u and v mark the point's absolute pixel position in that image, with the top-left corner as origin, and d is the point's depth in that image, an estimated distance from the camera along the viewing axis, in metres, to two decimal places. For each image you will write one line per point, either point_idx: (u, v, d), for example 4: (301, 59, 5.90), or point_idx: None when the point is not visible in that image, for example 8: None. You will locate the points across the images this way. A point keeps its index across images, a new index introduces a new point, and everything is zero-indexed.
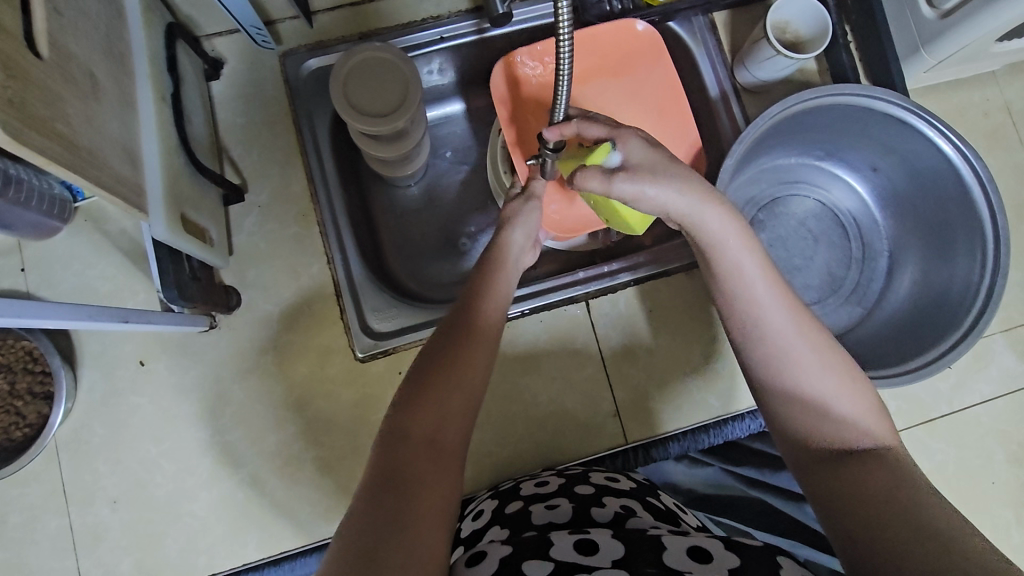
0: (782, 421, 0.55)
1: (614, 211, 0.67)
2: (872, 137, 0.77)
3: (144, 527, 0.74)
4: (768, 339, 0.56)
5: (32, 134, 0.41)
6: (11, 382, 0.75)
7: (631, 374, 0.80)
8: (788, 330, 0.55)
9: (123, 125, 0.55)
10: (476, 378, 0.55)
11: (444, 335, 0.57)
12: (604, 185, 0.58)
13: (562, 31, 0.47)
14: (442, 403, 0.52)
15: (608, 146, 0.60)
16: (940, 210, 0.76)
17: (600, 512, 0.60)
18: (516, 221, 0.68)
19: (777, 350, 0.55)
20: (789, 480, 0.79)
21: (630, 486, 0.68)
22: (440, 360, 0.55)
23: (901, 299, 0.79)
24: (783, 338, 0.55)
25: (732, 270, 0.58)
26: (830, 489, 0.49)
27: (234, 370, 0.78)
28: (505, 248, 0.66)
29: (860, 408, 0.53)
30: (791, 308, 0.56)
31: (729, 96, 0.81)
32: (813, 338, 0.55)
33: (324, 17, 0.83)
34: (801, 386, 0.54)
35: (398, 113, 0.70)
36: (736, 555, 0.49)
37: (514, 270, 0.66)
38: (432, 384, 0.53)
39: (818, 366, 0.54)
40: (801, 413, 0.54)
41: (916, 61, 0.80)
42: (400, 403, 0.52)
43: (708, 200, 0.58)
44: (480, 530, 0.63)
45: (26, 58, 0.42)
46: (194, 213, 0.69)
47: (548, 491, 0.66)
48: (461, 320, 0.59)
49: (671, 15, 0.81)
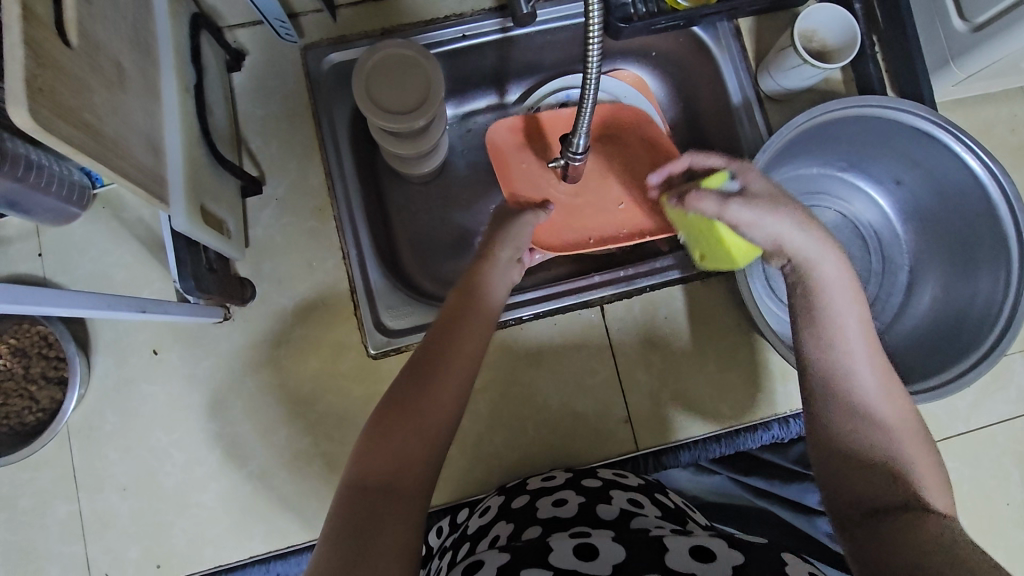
0: (837, 467, 0.52)
1: (716, 238, 0.67)
2: (898, 150, 0.76)
3: (153, 515, 0.74)
4: (856, 392, 0.54)
5: (59, 123, 0.41)
6: (25, 365, 0.75)
7: (644, 380, 0.79)
8: (875, 387, 0.54)
9: (147, 115, 0.55)
10: (446, 408, 0.54)
11: (416, 363, 0.57)
12: (718, 207, 0.59)
13: (593, 32, 0.47)
14: (409, 437, 0.51)
15: (726, 173, 0.63)
16: (964, 229, 0.75)
17: (606, 509, 0.60)
18: (502, 241, 0.70)
19: (852, 402, 0.54)
20: (800, 493, 0.80)
21: (638, 482, 0.69)
22: (418, 373, 0.55)
23: (920, 315, 0.78)
24: (870, 393, 0.54)
25: (828, 320, 0.57)
26: (877, 540, 0.47)
27: (246, 362, 0.78)
28: (488, 276, 0.66)
29: (919, 468, 0.51)
30: (880, 370, 0.55)
31: (752, 103, 0.81)
32: (896, 403, 0.54)
33: (347, 11, 0.83)
34: (868, 438, 0.52)
35: (419, 111, 0.70)
36: (741, 554, 0.49)
37: (501, 282, 0.67)
38: (405, 406, 0.53)
39: (889, 422, 0.53)
40: (859, 460, 0.52)
41: (944, 75, 0.79)
42: (370, 431, 0.52)
43: (829, 248, 0.58)
44: (485, 524, 0.65)
45: (56, 46, 0.42)
46: (214, 205, 0.69)
47: (554, 486, 0.68)
48: (439, 341, 0.58)
49: (695, 20, 0.80)
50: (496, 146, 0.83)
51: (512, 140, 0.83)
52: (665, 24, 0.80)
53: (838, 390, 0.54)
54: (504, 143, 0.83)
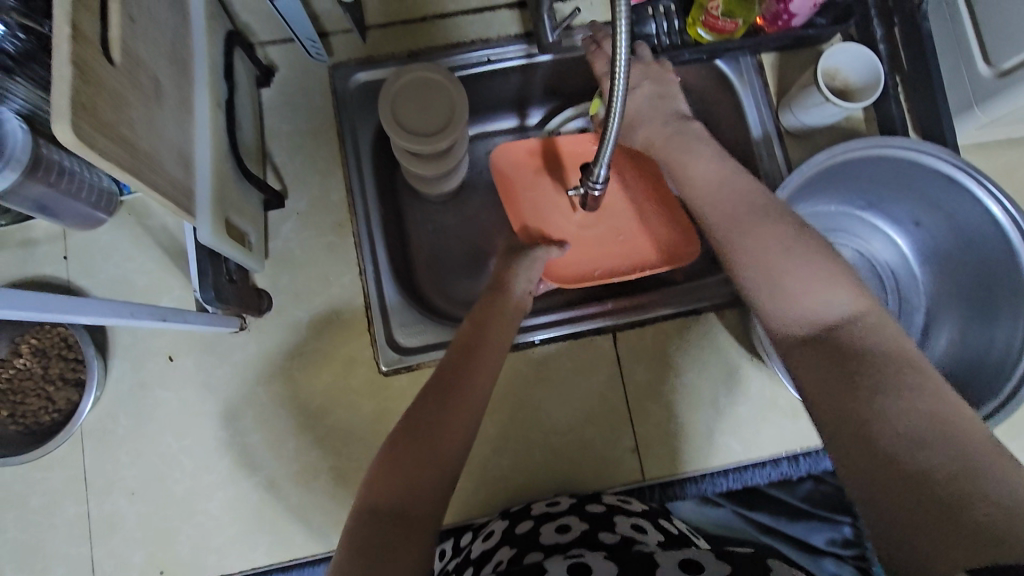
0: (787, 340, 0.54)
1: None
2: (918, 192, 0.76)
3: (160, 521, 0.75)
4: (735, 228, 0.59)
5: (99, 138, 0.42)
6: (44, 366, 0.76)
7: (653, 410, 0.79)
8: (744, 215, 0.59)
9: (180, 129, 0.56)
10: (458, 436, 0.54)
11: (429, 391, 0.57)
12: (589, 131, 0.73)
13: (618, 66, 0.49)
14: (421, 464, 0.52)
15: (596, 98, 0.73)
16: (984, 274, 0.74)
17: (608, 535, 0.59)
18: (516, 274, 0.70)
19: (786, 289, 0.54)
20: (805, 531, 0.78)
21: (642, 508, 0.69)
22: (431, 402, 0.56)
23: (936, 360, 0.78)
24: (741, 222, 0.59)
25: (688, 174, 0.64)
26: (843, 422, 0.46)
27: (259, 373, 0.78)
28: (505, 304, 0.67)
29: (816, 281, 0.54)
30: (748, 197, 0.60)
31: (772, 138, 0.82)
32: (773, 225, 0.58)
33: (376, 32, 0.85)
34: (762, 271, 0.56)
35: (441, 134, 0.71)
36: (728, 564, 0.47)
37: (514, 310, 0.67)
38: (417, 435, 0.53)
39: (785, 249, 0.56)
40: (833, 377, 0.49)
41: (967, 118, 0.78)
42: (382, 456, 0.53)
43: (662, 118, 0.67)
44: (489, 548, 0.64)
45: (100, 63, 0.43)
46: (238, 218, 0.70)
47: (558, 513, 0.68)
48: (453, 370, 0.59)
49: (718, 53, 0.81)
50: (506, 170, 0.84)
51: (527, 164, 0.85)
52: (689, 57, 0.81)
53: (746, 254, 0.57)
54: (514, 165, 0.84)
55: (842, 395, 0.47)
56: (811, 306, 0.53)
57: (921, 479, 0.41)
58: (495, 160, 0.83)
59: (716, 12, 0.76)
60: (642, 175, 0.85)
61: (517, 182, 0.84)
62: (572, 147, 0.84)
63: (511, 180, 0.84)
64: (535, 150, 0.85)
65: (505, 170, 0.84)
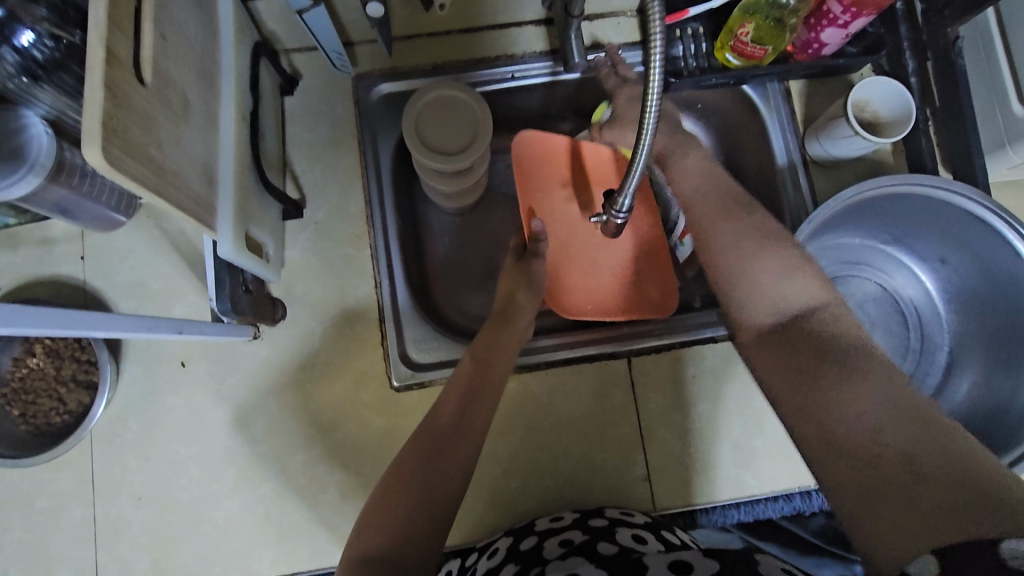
0: (750, 322, 0.57)
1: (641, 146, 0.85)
2: (945, 231, 0.74)
3: (165, 529, 0.75)
4: (705, 223, 0.62)
5: (127, 160, 0.42)
6: (56, 367, 0.76)
7: (665, 438, 0.78)
8: (713, 205, 0.62)
9: (205, 145, 0.56)
10: (453, 478, 0.57)
11: (426, 432, 0.60)
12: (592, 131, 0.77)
13: (649, 102, 0.49)
14: (416, 508, 0.54)
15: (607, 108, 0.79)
16: (1010, 322, 0.73)
17: (607, 546, 0.59)
18: (523, 308, 0.73)
19: (747, 272, 0.58)
20: (812, 565, 0.79)
21: (645, 521, 0.68)
22: (428, 441, 0.59)
23: (959, 402, 0.76)
24: (711, 214, 0.62)
25: (674, 174, 0.67)
26: (797, 398, 0.49)
27: (270, 383, 0.78)
28: (507, 342, 0.69)
29: (773, 264, 0.57)
30: (720, 190, 0.63)
31: (796, 167, 0.81)
32: (739, 215, 0.61)
33: (401, 44, 0.83)
34: (726, 255, 0.59)
35: (464, 153, 0.70)
36: (715, 561, 0.46)
37: (512, 339, 0.70)
38: (414, 472, 0.56)
39: (746, 237, 0.59)
40: (794, 374, 0.51)
41: (1000, 157, 0.77)
42: (380, 499, 0.55)
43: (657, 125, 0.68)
44: (493, 566, 0.63)
45: (131, 85, 0.43)
46: (257, 230, 0.70)
47: (562, 527, 0.67)
48: (452, 410, 0.62)
49: (745, 78, 0.80)
50: (529, 171, 0.83)
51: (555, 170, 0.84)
52: (716, 81, 0.80)
53: (713, 244, 0.61)
54: (540, 166, 0.83)
55: (796, 372, 0.51)
56: (769, 290, 0.56)
57: (859, 445, 0.44)
58: (517, 154, 0.83)
59: (745, 38, 0.75)
60: (655, 215, 0.85)
61: (539, 185, 0.83)
62: (597, 167, 0.84)
63: (533, 179, 0.83)
64: (564, 159, 0.84)
65: (528, 170, 0.83)
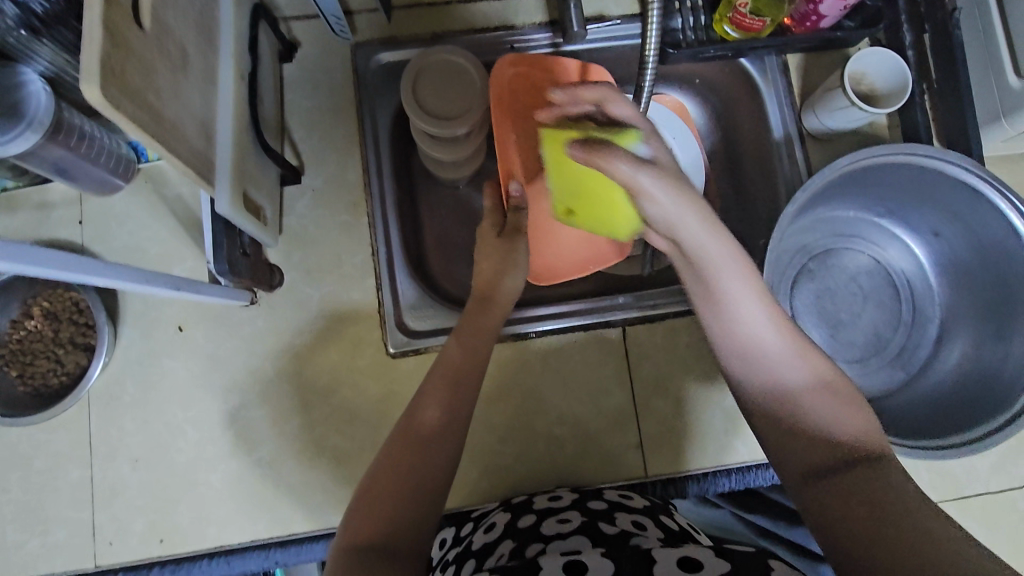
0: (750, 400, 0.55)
1: (611, 202, 0.65)
2: (937, 202, 0.75)
3: (161, 490, 0.75)
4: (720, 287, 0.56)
5: (125, 102, 0.42)
6: (54, 329, 0.77)
7: (658, 406, 0.79)
8: (725, 266, 0.56)
9: (204, 100, 0.56)
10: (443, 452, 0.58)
11: (407, 423, 0.60)
12: (630, 172, 0.53)
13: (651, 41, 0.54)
14: (406, 481, 0.55)
15: (637, 139, 0.57)
16: (1000, 292, 0.73)
17: (608, 526, 0.61)
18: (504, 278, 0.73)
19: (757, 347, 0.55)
20: (803, 537, 0.78)
21: (644, 505, 0.68)
22: (410, 427, 0.59)
23: (948, 371, 0.77)
24: (724, 275, 0.56)
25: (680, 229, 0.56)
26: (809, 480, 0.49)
27: (268, 348, 0.79)
28: (489, 324, 0.70)
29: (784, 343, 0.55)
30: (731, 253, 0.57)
31: (792, 140, 0.82)
32: (757, 285, 0.56)
33: (401, 13, 0.84)
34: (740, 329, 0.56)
35: (460, 120, 0.71)
36: (728, 562, 0.47)
37: (502, 310, 0.72)
38: (403, 452, 0.57)
39: (755, 312, 0.55)
40: (801, 441, 0.51)
41: (994, 130, 0.78)
42: (367, 484, 0.55)
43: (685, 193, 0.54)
44: (491, 543, 0.63)
45: (131, 30, 0.43)
46: (255, 193, 0.70)
47: (560, 507, 0.68)
48: (434, 395, 0.62)
49: (744, 52, 0.80)
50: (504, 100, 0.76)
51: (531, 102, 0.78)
52: (715, 53, 0.80)
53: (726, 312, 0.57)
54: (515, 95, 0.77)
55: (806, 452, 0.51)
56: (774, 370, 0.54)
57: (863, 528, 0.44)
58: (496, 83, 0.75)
59: (743, 9, 0.75)
60: None
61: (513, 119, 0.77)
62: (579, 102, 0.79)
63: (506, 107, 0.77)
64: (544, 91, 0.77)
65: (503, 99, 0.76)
